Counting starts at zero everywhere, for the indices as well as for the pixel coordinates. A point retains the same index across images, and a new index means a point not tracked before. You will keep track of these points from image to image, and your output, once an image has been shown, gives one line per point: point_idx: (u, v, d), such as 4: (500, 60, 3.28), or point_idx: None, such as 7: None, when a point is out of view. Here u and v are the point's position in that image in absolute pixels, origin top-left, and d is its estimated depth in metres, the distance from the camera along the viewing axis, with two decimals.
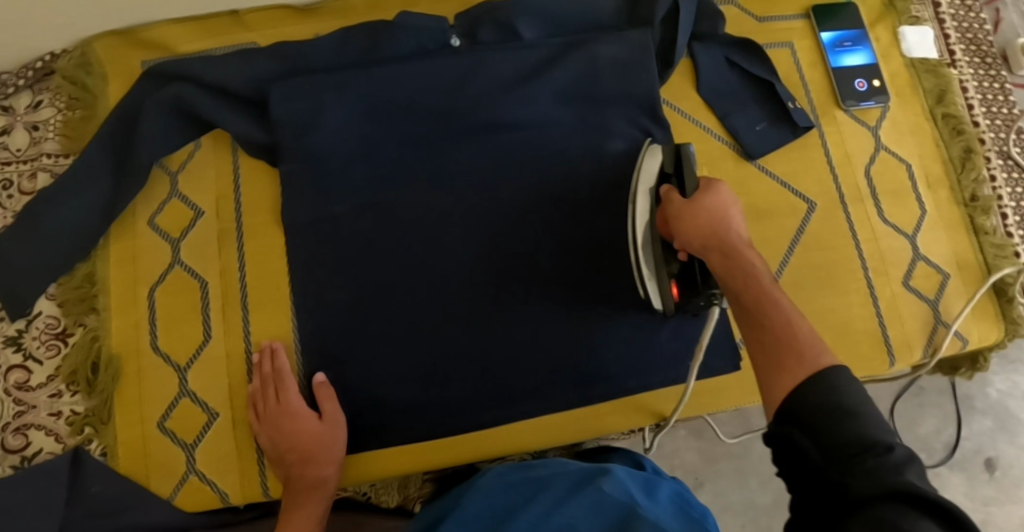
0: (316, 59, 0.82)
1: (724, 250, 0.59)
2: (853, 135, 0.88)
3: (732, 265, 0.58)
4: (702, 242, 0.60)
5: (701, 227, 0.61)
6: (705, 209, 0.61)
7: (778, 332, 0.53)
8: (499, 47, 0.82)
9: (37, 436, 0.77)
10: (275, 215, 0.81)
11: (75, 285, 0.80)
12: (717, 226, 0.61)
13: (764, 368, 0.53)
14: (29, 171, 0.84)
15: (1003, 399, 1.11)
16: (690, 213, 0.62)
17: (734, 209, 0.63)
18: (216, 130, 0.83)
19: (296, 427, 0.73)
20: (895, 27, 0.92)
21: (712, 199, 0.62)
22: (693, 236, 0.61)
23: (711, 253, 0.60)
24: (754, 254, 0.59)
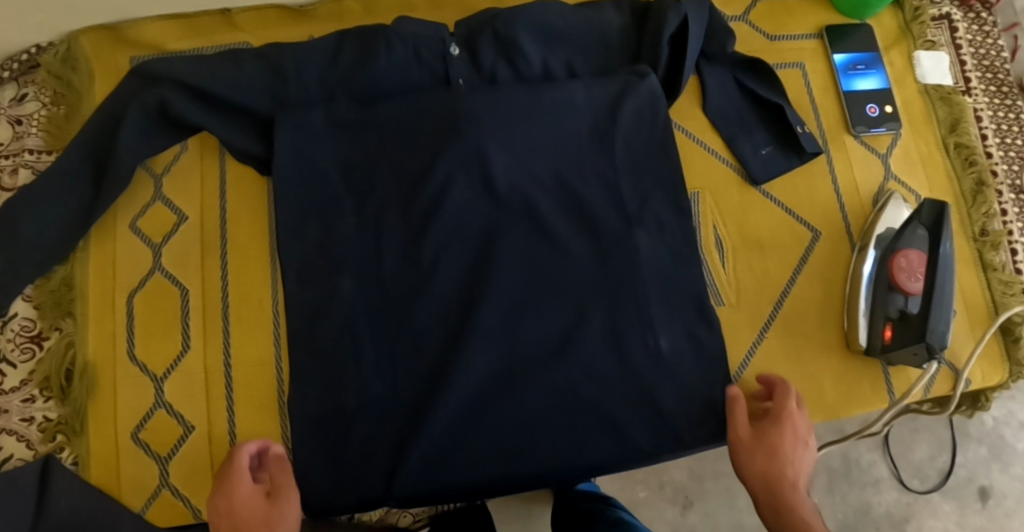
0: (312, 71, 0.79)
1: (779, 506, 0.66)
2: (862, 163, 0.85)
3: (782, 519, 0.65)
4: (758, 488, 0.68)
5: (776, 480, 0.67)
6: (784, 449, 0.69)
7: None
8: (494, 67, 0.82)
9: (8, 442, 0.75)
10: (259, 224, 0.80)
11: (51, 289, 0.78)
12: (782, 469, 0.68)
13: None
14: (11, 166, 0.81)
15: (998, 428, 1.08)
16: (755, 454, 0.69)
17: (801, 445, 0.70)
18: (203, 133, 0.82)
19: (242, 511, 0.63)
20: (910, 51, 0.89)
21: (780, 433, 0.70)
22: (756, 483, 0.68)
23: (760, 502, 0.68)
24: (805, 502, 0.66)
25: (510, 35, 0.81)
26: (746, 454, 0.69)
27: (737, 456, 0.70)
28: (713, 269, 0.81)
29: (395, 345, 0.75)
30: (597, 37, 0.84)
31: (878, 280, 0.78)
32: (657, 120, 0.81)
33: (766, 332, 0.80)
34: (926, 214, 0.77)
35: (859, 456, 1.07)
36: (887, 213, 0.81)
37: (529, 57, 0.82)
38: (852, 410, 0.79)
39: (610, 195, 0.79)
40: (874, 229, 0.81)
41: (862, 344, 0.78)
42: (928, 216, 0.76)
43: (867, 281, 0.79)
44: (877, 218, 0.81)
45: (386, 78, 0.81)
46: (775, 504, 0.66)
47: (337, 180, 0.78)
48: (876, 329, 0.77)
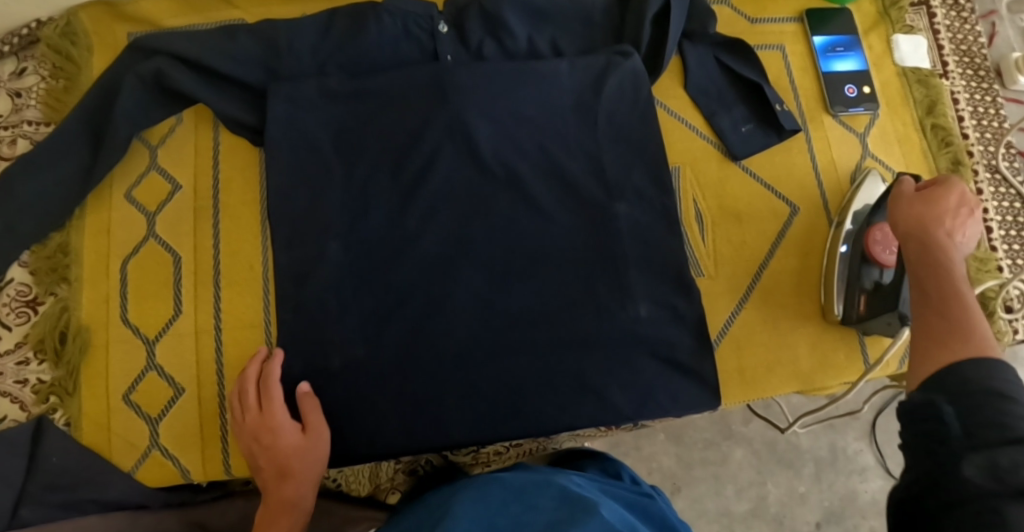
0: (304, 41, 0.82)
1: (925, 244, 0.61)
2: (840, 141, 0.87)
3: (933, 251, 0.60)
4: (911, 227, 0.63)
5: (923, 221, 0.63)
6: (946, 204, 0.63)
7: (939, 291, 0.57)
8: (481, 56, 0.85)
9: (1, 405, 0.77)
10: (251, 193, 0.82)
11: (47, 254, 0.80)
12: (938, 212, 0.63)
13: (924, 342, 0.54)
14: (9, 137, 0.83)
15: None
16: (926, 201, 0.64)
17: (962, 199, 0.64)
18: (198, 105, 0.84)
19: (284, 441, 0.72)
20: (888, 35, 0.92)
21: (951, 196, 0.64)
22: (903, 220, 0.64)
23: (912, 240, 0.63)
24: (961, 241, 0.60)
25: (498, 10, 0.83)
26: (908, 206, 0.65)
27: (894, 203, 0.67)
28: (694, 243, 0.83)
29: (382, 310, 0.78)
30: (581, 16, 0.87)
31: (854, 256, 0.79)
32: (639, 96, 0.84)
33: (744, 302, 0.82)
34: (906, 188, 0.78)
35: (845, 445, 1.08)
36: (866, 190, 0.83)
37: (516, 35, 0.85)
38: (830, 380, 0.81)
39: (591, 167, 0.82)
40: (853, 206, 0.83)
41: (838, 313, 0.80)
42: (902, 188, 0.78)
43: (845, 254, 0.81)
44: (855, 193, 0.83)
45: (377, 55, 0.84)
46: (925, 232, 0.62)
47: (329, 152, 0.81)
48: (854, 300, 0.78)
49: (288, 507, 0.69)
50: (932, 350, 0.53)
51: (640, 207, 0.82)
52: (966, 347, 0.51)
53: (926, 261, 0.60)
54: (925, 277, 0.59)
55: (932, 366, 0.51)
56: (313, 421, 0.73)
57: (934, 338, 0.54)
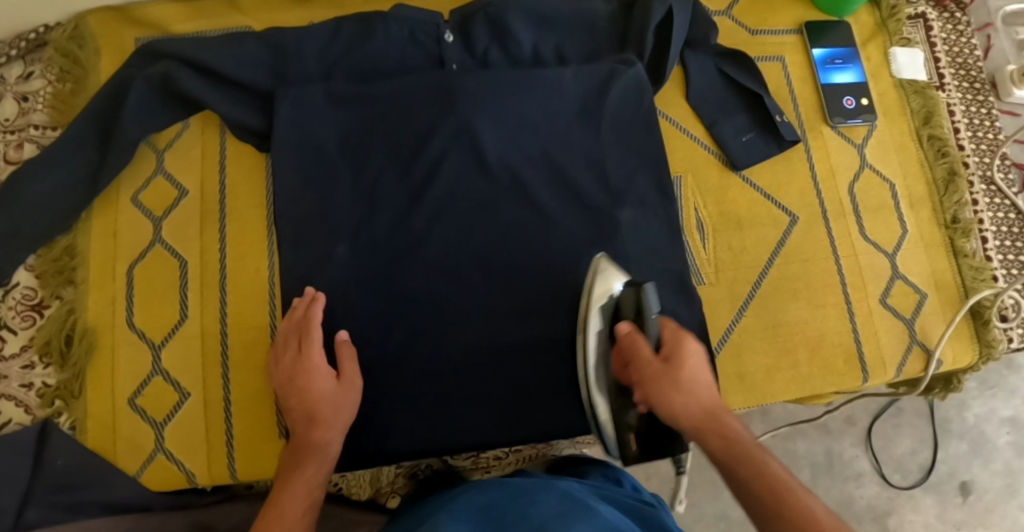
0: (311, 47, 0.83)
1: (702, 428, 0.61)
2: (839, 152, 0.89)
3: (730, 444, 0.60)
4: (695, 420, 0.61)
5: (701, 397, 0.62)
6: (688, 377, 0.63)
7: (793, 516, 0.53)
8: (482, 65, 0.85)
9: (6, 407, 0.77)
10: (257, 199, 0.82)
11: (53, 258, 0.80)
12: (671, 388, 0.62)
13: (781, 529, 0.53)
14: (16, 141, 0.84)
15: (979, 424, 1.11)
16: (676, 382, 0.62)
17: (704, 362, 0.65)
18: (205, 111, 0.84)
19: (315, 386, 0.70)
20: (885, 47, 0.93)
21: (683, 352, 0.64)
22: (672, 412, 0.62)
23: (704, 434, 0.61)
24: (733, 421, 0.62)
25: (504, 19, 0.84)
26: (655, 388, 0.62)
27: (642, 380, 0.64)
28: (694, 250, 0.84)
29: (387, 315, 0.78)
30: (585, 24, 0.88)
31: (609, 393, 0.70)
32: (641, 106, 0.85)
33: (744, 309, 0.83)
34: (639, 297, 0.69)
35: (841, 451, 1.10)
36: (599, 274, 0.72)
37: (521, 43, 0.85)
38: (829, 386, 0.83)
39: (594, 175, 0.83)
40: (588, 323, 0.71)
41: (618, 457, 0.73)
42: (646, 303, 0.68)
43: (596, 367, 0.71)
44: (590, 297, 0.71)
45: (382, 62, 0.85)
46: (706, 421, 0.61)
47: (335, 158, 0.82)
48: (624, 440, 0.72)
49: (316, 448, 0.67)
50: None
51: (642, 215, 0.83)
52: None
53: (717, 460, 0.59)
54: (717, 455, 0.59)
55: None
56: (347, 371, 0.72)
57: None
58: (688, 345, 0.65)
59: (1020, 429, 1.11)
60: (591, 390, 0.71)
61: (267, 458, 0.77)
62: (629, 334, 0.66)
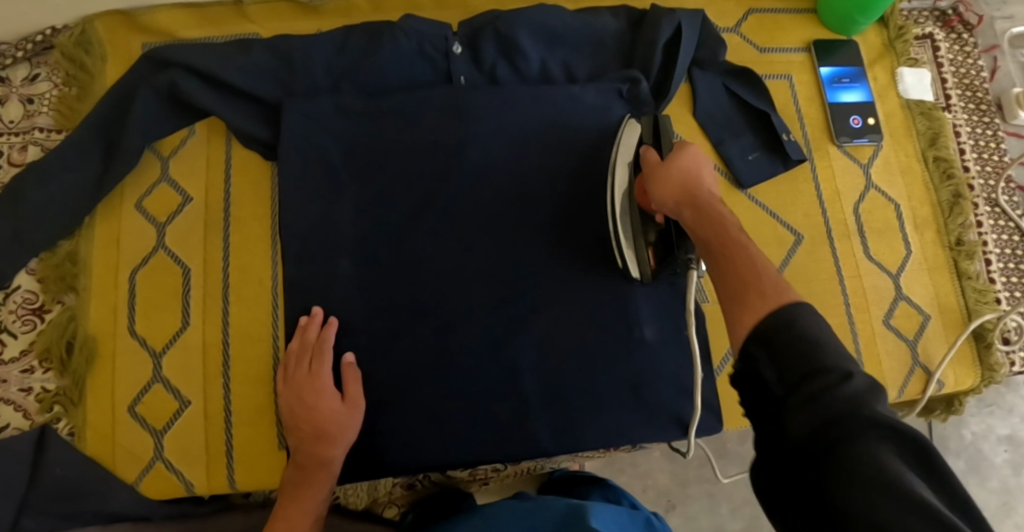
0: (318, 58, 0.83)
1: (698, 204, 0.61)
2: (844, 171, 0.89)
3: (704, 214, 0.60)
4: (676, 199, 0.63)
5: (682, 184, 0.63)
6: (691, 170, 0.64)
7: (743, 268, 0.55)
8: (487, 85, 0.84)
9: (5, 412, 0.77)
10: (261, 209, 0.82)
11: (55, 263, 0.80)
12: (689, 183, 0.63)
13: (728, 291, 0.55)
14: (20, 143, 0.84)
15: (976, 441, 1.11)
16: (663, 171, 0.65)
17: (708, 167, 0.65)
18: (211, 118, 0.84)
19: (322, 407, 0.73)
20: (893, 67, 0.93)
21: (684, 155, 0.65)
22: (666, 192, 0.64)
23: (682, 207, 0.62)
24: (725, 208, 0.60)
25: (513, 35, 0.84)
26: (650, 176, 0.67)
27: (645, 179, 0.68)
28: None
29: (389, 328, 0.78)
30: (595, 39, 0.87)
31: (632, 213, 0.75)
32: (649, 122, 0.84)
33: None
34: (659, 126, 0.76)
35: None
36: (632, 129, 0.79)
37: (529, 58, 0.85)
38: None
39: (599, 191, 0.83)
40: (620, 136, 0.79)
41: (635, 274, 0.78)
42: (664, 134, 0.74)
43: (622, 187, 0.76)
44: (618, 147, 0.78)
45: (389, 74, 0.84)
46: (687, 203, 0.62)
47: (340, 169, 0.81)
48: (642, 257, 0.76)
49: (324, 474, 0.72)
50: (735, 316, 0.52)
51: None
52: (768, 298, 0.51)
53: (697, 229, 0.60)
54: (704, 229, 0.59)
55: (747, 321, 0.51)
56: (353, 393, 0.74)
57: (733, 297, 0.54)
58: (688, 149, 0.66)
59: (1017, 447, 1.11)
60: (617, 216, 0.76)
61: (265, 470, 0.77)
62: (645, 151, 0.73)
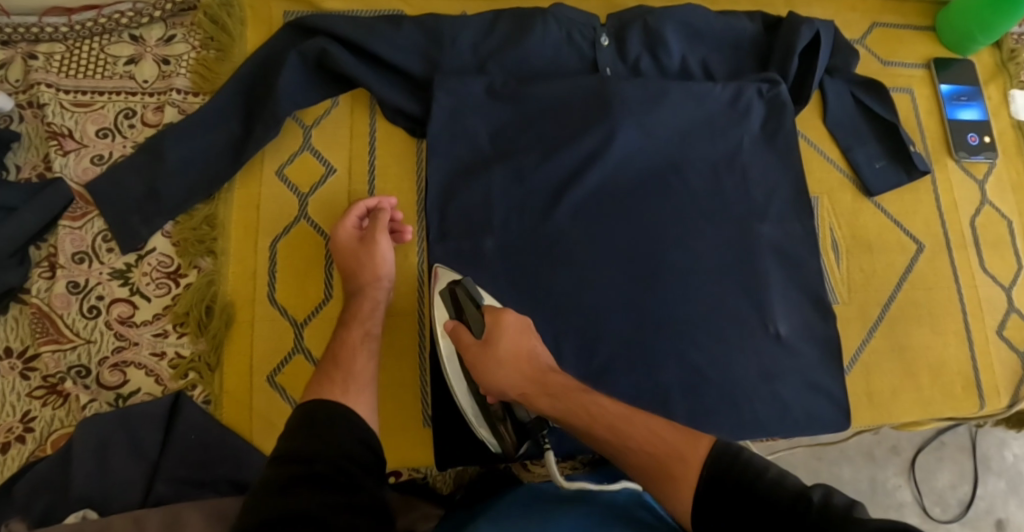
0: (467, 38, 0.82)
1: (542, 392, 0.65)
2: (961, 186, 0.91)
3: (562, 403, 0.63)
4: (521, 389, 0.66)
5: (521, 369, 0.66)
6: (505, 351, 0.67)
7: (662, 457, 0.56)
8: (628, 76, 0.84)
9: (135, 375, 0.75)
10: (406, 186, 0.82)
11: (193, 226, 0.78)
12: (492, 362, 0.67)
13: (656, 487, 0.55)
14: (155, 104, 0.83)
15: (1017, 464, 1.12)
16: (489, 366, 0.67)
17: (527, 333, 0.69)
18: (357, 90, 0.83)
19: (342, 244, 0.76)
20: (1006, 88, 0.96)
21: (504, 331, 0.68)
22: (507, 388, 0.66)
23: (531, 398, 0.66)
24: (559, 375, 0.66)
25: (659, 29, 0.85)
26: (477, 370, 0.68)
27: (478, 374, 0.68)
28: (829, 270, 0.86)
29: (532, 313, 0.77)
30: (732, 40, 0.88)
31: (475, 408, 0.72)
32: (784, 125, 0.86)
33: (874, 331, 0.85)
34: (458, 297, 0.73)
35: (885, 479, 1.09)
36: (442, 301, 0.74)
37: (672, 53, 0.86)
38: (945, 409, 0.84)
39: (735, 185, 0.84)
40: (433, 315, 0.74)
41: (496, 449, 0.73)
42: (464, 295, 0.73)
43: (459, 381, 0.72)
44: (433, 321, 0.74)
45: (537, 58, 0.84)
46: (532, 390, 0.66)
47: (487, 151, 0.81)
48: (499, 432, 0.71)
49: (365, 296, 0.73)
50: (665, 482, 0.54)
51: (782, 231, 0.84)
52: (683, 462, 0.54)
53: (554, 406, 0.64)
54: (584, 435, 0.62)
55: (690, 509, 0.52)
56: (381, 242, 0.74)
57: (659, 480, 0.55)
58: (506, 323, 0.68)
59: None
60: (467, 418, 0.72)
61: (408, 445, 0.77)
62: (452, 332, 0.71)
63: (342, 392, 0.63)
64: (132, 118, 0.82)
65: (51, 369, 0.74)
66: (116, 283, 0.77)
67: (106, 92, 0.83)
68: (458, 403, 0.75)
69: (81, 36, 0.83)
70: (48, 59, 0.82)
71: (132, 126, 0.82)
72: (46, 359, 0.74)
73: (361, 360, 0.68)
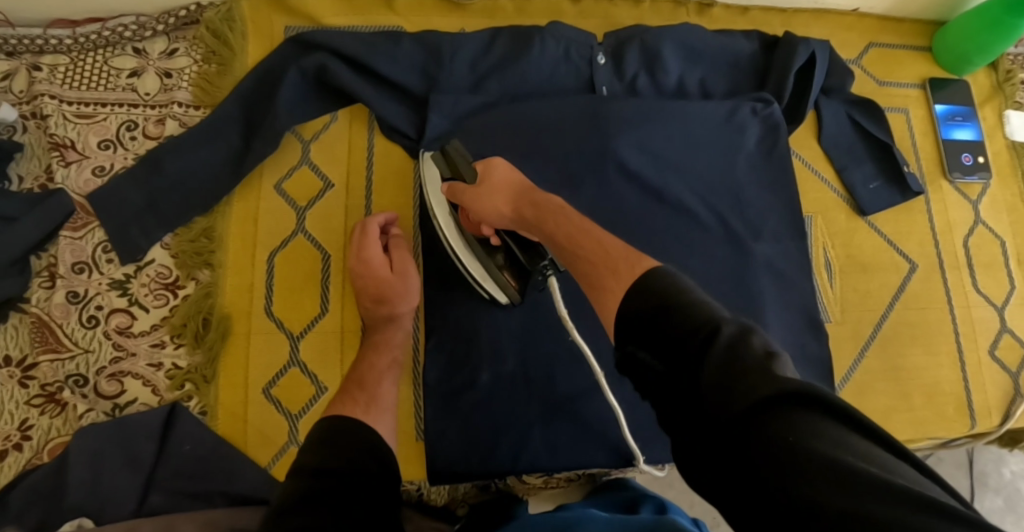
0: (466, 56, 0.83)
1: (526, 205, 0.68)
2: (956, 206, 0.92)
3: (535, 214, 0.67)
4: (505, 212, 0.69)
5: (507, 190, 0.70)
6: (507, 178, 0.71)
7: (601, 255, 0.59)
8: (624, 95, 0.85)
9: (132, 385, 0.76)
10: (402, 201, 0.83)
11: (192, 238, 0.79)
12: (514, 182, 0.70)
13: (593, 288, 0.59)
14: (157, 116, 0.84)
15: (1014, 481, 1.12)
16: (479, 194, 0.70)
17: (516, 176, 0.72)
18: (356, 105, 0.84)
19: (378, 275, 0.75)
20: (1001, 108, 0.96)
21: (487, 178, 0.71)
22: (496, 206, 0.69)
23: (520, 211, 0.68)
24: (545, 196, 0.68)
25: (657, 49, 0.86)
26: (474, 203, 0.70)
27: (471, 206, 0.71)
28: (823, 291, 0.86)
29: (526, 332, 0.78)
30: (730, 59, 0.89)
31: (472, 244, 0.75)
32: (777, 145, 0.87)
33: (866, 350, 0.86)
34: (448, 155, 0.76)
35: None
36: (433, 162, 0.77)
37: (669, 73, 0.87)
38: (937, 429, 0.85)
39: (730, 202, 0.85)
40: (429, 181, 0.77)
41: (504, 300, 0.76)
42: (457, 156, 0.75)
43: (449, 227, 0.76)
44: (426, 187, 0.77)
45: (534, 76, 0.85)
46: (522, 204, 0.68)
47: None
48: (502, 281, 0.74)
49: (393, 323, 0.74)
50: (604, 307, 0.57)
51: (777, 250, 0.84)
52: (622, 276, 0.56)
53: (529, 218, 0.67)
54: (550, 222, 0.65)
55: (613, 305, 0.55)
56: (375, 256, 0.76)
57: (597, 291, 0.58)
58: (494, 164, 0.72)
59: None
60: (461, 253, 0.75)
61: (401, 460, 0.78)
62: (449, 189, 0.73)
63: (364, 412, 0.65)
64: (133, 131, 0.83)
65: (48, 377, 0.75)
66: (115, 294, 0.78)
67: (108, 104, 0.84)
68: (452, 417, 0.76)
69: (85, 48, 0.84)
70: (52, 71, 0.83)
71: (133, 138, 0.83)
72: (43, 369, 0.75)
73: (386, 386, 0.70)
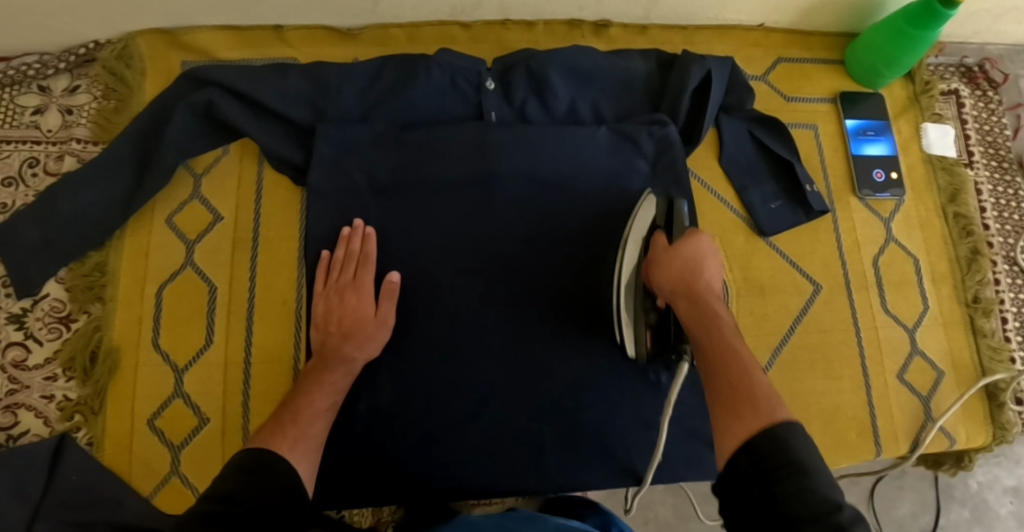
0: (352, 87, 0.83)
1: (693, 299, 0.66)
2: (864, 224, 0.90)
3: (699, 315, 0.65)
4: (673, 288, 0.67)
5: (684, 275, 0.67)
6: (702, 259, 0.68)
7: (741, 386, 0.60)
8: (509, 123, 0.84)
9: (26, 417, 0.78)
10: (290, 232, 0.84)
11: (84, 273, 0.81)
12: (698, 270, 0.68)
13: (722, 412, 0.59)
14: (57, 153, 0.86)
15: (983, 492, 1.00)
16: (665, 260, 0.69)
17: (712, 258, 0.69)
18: (244, 139, 0.85)
19: (355, 307, 0.75)
20: (917, 122, 0.94)
21: (693, 247, 0.69)
22: (670, 279, 0.68)
23: (676, 297, 0.67)
24: (719, 305, 0.66)
25: (545, 73, 0.85)
26: (660, 268, 0.69)
27: (654, 264, 0.70)
28: None
29: (404, 364, 0.78)
30: (624, 80, 0.88)
31: (636, 293, 0.73)
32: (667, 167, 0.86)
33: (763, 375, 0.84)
34: (670, 213, 0.77)
35: None
36: (654, 205, 0.77)
37: (560, 97, 0.86)
38: (839, 456, 0.83)
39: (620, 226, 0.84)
40: (637, 216, 0.76)
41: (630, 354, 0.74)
42: (678, 216, 0.76)
43: (631, 266, 0.73)
44: (633, 223, 0.75)
45: (423, 104, 0.85)
46: (683, 289, 0.67)
47: (369, 197, 0.82)
48: (640, 337, 0.73)
49: (324, 364, 0.72)
50: (725, 430, 0.58)
51: None
52: (760, 414, 0.57)
53: (689, 309, 0.66)
54: (714, 341, 0.63)
55: (734, 441, 0.56)
56: (357, 299, 0.76)
57: (726, 409, 0.59)
58: (700, 240, 0.69)
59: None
60: (621, 291, 0.73)
61: None
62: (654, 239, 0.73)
63: (289, 447, 0.64)
64: (34, 167, 0.86)
65: None
66: (12, 327, 0.80)
67: (12, 142, 0.86)
68: (330, 449, 0.77)
69: None
70: None
71: (34, 175, 0.85)
72: None
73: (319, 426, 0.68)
